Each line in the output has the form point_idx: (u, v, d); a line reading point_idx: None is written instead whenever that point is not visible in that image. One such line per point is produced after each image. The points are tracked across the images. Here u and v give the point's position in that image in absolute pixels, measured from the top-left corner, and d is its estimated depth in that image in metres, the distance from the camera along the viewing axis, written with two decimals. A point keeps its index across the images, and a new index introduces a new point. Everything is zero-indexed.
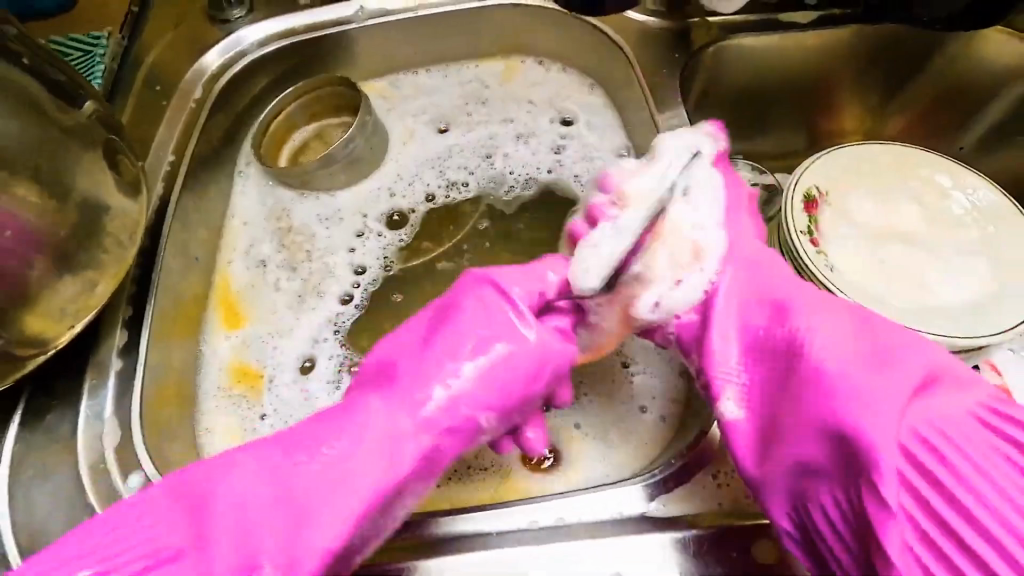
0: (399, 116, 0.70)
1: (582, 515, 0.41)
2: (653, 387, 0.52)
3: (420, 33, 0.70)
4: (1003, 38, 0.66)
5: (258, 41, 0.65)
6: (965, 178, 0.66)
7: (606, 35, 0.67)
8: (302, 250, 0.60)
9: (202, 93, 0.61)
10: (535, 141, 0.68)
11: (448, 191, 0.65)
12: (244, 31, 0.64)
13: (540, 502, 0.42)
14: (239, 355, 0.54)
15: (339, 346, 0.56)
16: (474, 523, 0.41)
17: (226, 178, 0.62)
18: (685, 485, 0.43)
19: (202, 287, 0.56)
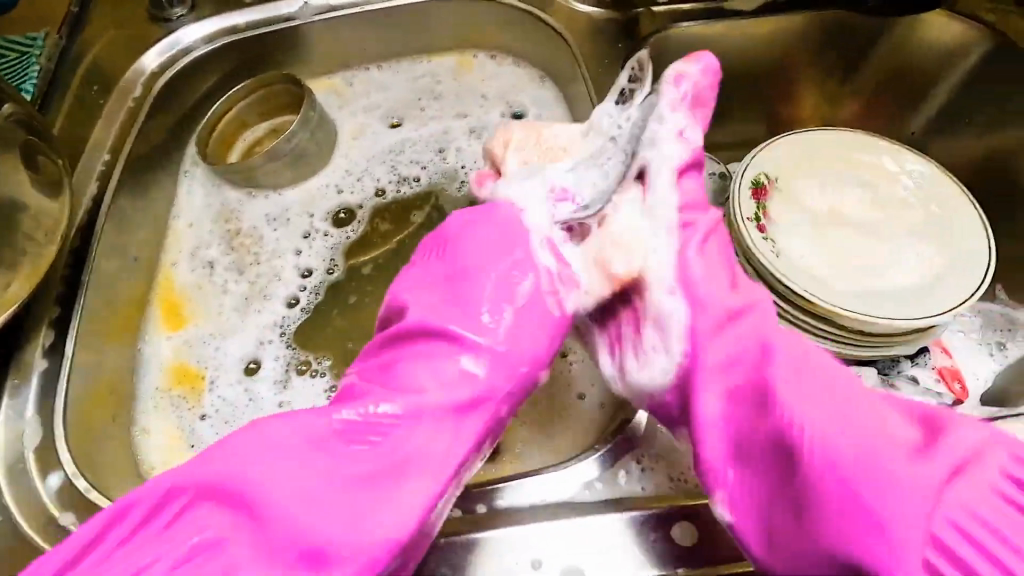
0: (348, 111, 0.70)
1: (531, 497, 0.42)
2: (594, 375, 0.51)
3: (368, 27, 0.69)
4: (944, 21, 0.68)
5: (198, 41, 0.64)
6: (906, 160, 0.67)
7: (553, 27, 0.67)
8: (250, 253, 0.60)
9: (141, 92, 0.61)
10: (486, 138, 0.67)
11: (400, 186, 0.64)
12: (183, 32, 0.64)
13: (501, 485, 0.43)
14: (179, 356, 0.54)
15: (284, 346, 0.55)
16: None
17: (171, 178, 0.62)
18: (609, 469, 0.43)
19: (142, 287, 0.56)
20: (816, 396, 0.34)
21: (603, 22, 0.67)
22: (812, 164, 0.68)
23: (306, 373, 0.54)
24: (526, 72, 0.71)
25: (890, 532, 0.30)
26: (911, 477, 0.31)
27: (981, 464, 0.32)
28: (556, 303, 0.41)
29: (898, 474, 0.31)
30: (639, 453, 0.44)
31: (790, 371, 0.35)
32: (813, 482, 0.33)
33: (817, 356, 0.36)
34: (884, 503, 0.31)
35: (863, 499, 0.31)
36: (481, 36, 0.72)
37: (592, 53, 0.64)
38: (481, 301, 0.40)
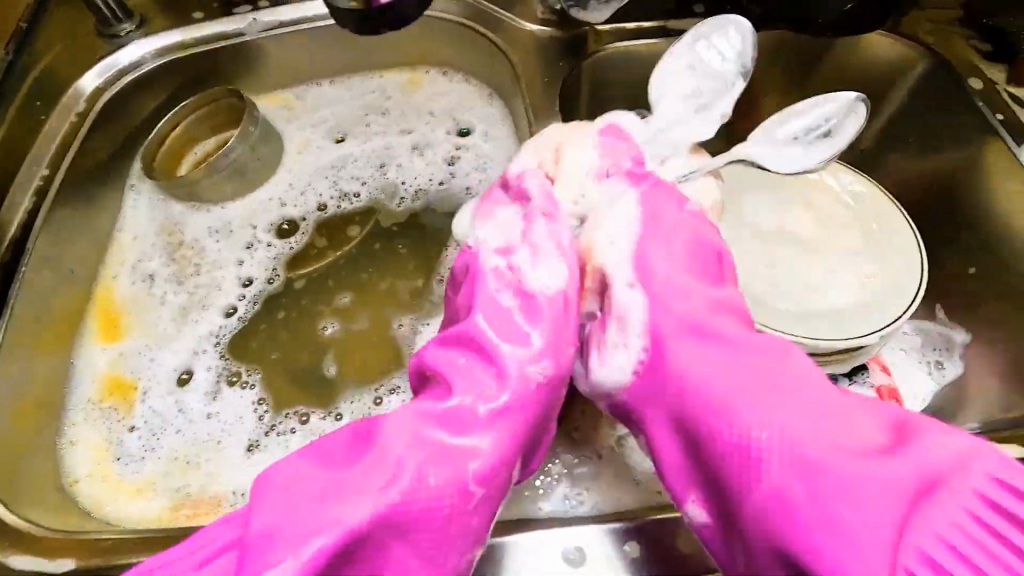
0: (297, 125, 0.70)
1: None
2: None
3: (318, 43, 0.69)
4: (885, 42, 0.68)
5: (133, 62, 0.65)
6: (841, 174, 0.68)
7: (497, 45, 0.68)
8: (191, 263, 0.61)
9: (84, 107, 0.62)
10: (430, 152, 0.69)
11: (341, 202, 0.65)
12: (118, 55, 0.64)
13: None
14: (114, 367, 0.55)
15: (217, 357, 0.56)
16: None
17: (116, 192, 0.63)
18: (522, 484, 0.40)
19: (77, 300, 0.57)
20: (784, 400, 0.32)
21: (547, 41, 0.68)
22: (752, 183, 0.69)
23: (236, 383, 0.55)
24: (474, 88, 0.72)
25: (849, 551, 0.27)
26: (844, 449, 0.30)
27: (954, 476, 0.28)
28: (621, 300, 0.39)
29: (859, 472, 0.29)
30: (538, 474, 0.41)
31: (751, 389, 0.33)
32: (752, 424, 0.32)
33: (742, 352, 0.34)
34: (846, 503, 0.28)
35: (833, 512, 0.28)
36: (431, 51, 0.72)
37: (534, 72, 0.65)
38: (527, 312, 0.38)
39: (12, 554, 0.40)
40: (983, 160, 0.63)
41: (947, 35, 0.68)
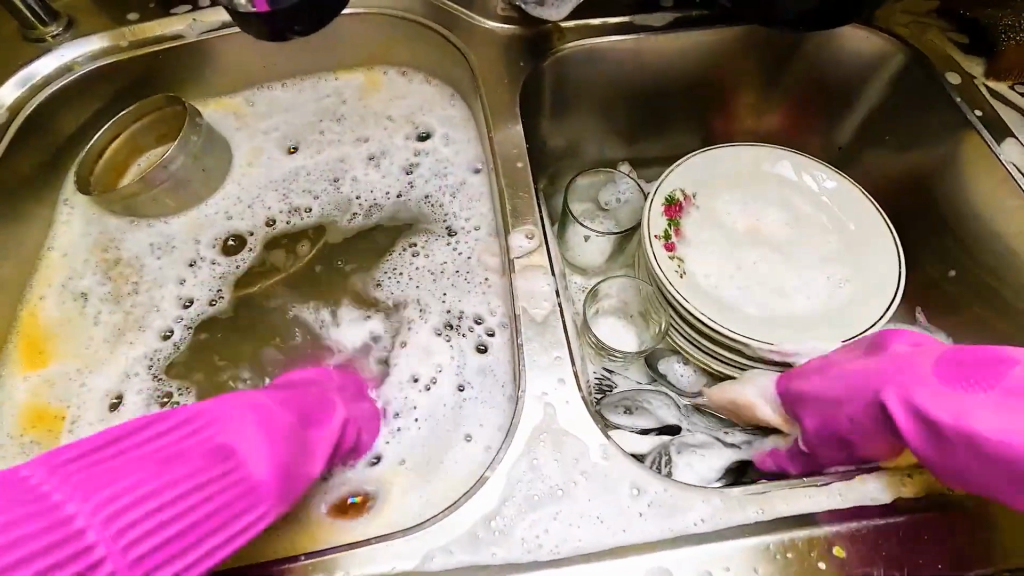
0: (247, 131, 0.66)
1: (362, 568, 0.36)
2: (482, 415, 0.49)
3: (266, 45, 0.65)
4: (861, 35, 0.65)
5: (59, 73, 0.59)
6: (813, 169, 0.66)
7: (457, 45, 0.64)
8: (128, 283, 0.57)
9: (6, 117, 0.57)
10: (386, 162, 0.64)
11: (291, 217, 0.61)
12: (40, 65, 0.59)
13: (331, 556, 0.37)
14: (37, 397, 0.50)
15: (149, 379, 0.52)
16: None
17: (47, 207, 0.58)
18: (474, 528, 0.37)
19: (2, 325, 0.52)
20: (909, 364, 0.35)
21: (509, 39, 0.64)
22: (726, 183, 0.66)
23: (169, 405, 0.52)
24: (435, 89, 0.69)
25: None
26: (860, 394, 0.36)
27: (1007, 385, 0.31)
28: None
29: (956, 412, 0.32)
30: (496, 513, 0.37)
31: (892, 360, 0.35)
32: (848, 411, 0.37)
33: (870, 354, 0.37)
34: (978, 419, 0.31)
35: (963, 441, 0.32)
36: (388, 50, 0.68)
37: (494, 73, 0.62)
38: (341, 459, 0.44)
39: None
40: (962, 157, 0.61)
41: (924, 27, 0.66)
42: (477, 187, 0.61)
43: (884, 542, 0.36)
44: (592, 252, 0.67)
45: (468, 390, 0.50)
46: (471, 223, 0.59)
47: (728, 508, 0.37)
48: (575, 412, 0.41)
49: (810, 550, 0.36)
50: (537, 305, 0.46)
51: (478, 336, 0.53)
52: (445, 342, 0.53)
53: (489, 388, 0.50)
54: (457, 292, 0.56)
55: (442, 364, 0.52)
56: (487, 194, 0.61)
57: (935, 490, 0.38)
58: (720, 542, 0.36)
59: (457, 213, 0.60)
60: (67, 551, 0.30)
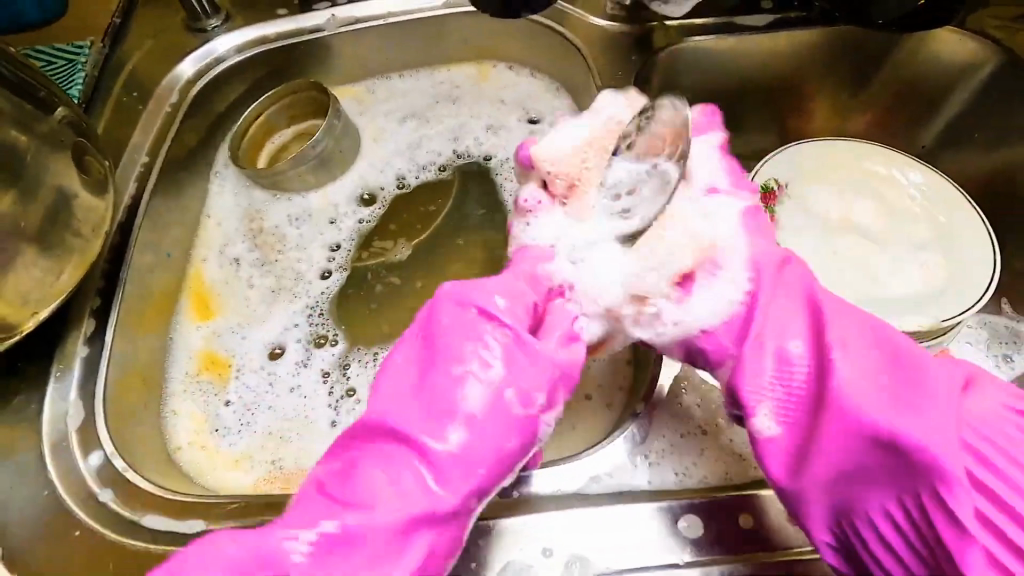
0: (372, 117, 0.72)
1: (538, 485, 0.41)
2: (603, 377, 0.54)
3: (392, 39, 0.71)
4: (957, 38, 0.68)
5: (230, 50, 0.68)
6: (903, 165, 0.68)
7: (568, 40, 0.69)
8: (275, 248, 0.63)
9: (177, 97, 0.64)
10: (504, 134, 0.71)
11: (419, 174, 0.68)
12: (217, 42, 0.67)
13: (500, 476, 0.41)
14: (209, 345, 0.57)
15: (306, 328, 0.59)
16: None
17: (203, 178, 0.65)
18: (631, 454, 0.42)
19: (175, 280, 0.59)
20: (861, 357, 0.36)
21: (618, 36, 0.69)
22: (821, 173, 0.69)
23: (323, 347, 0.58)
24: (541, 82, 0.74)
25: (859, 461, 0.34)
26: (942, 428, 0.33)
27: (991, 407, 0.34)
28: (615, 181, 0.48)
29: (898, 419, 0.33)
30: (647, 447, 0.42)
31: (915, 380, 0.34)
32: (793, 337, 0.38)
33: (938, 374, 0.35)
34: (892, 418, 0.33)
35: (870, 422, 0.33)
36: (499, 46, 0.73)
37: (605, 67, 0.67)
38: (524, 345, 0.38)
39: (145, 515, 0.43)
40: None
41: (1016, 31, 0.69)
42: None
43: None
44: None
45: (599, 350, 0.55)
46: None
47: None
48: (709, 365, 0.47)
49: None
50: None
51: None
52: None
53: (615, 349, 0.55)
54: None
55: None
56: None
57: None
58: None
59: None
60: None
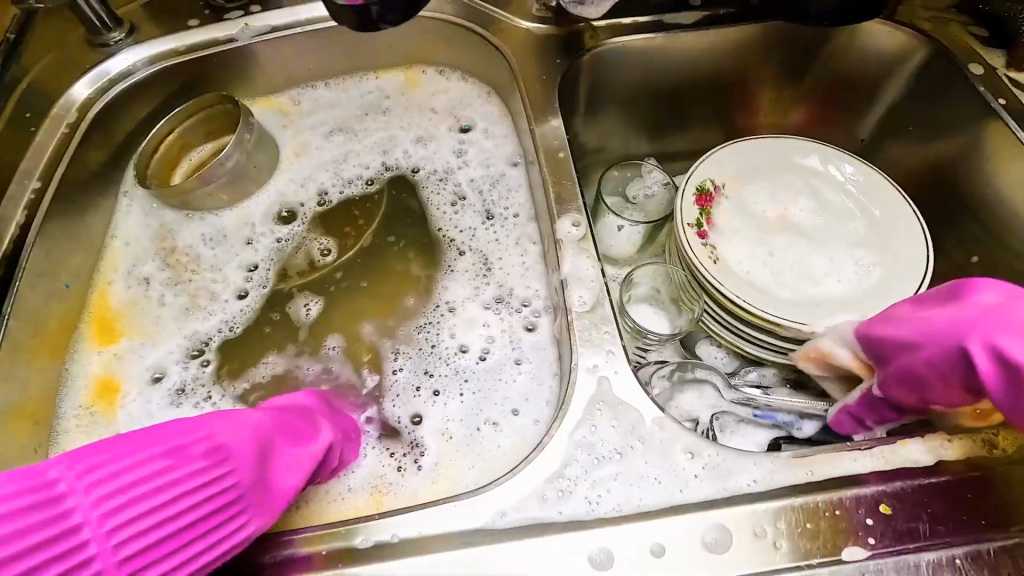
0: (295, 127, 0.69)
1: (439, 526, 0.38)
2: (529, 391, 0.52)
3: (311, 47, 0.68)
4: (885, 30, 0.68)
5: (125, 71, 0.63)
6: (835, 159, 0.68)
7: (493, 43, 0.67)
8: (187, 270, 0.60)
9: (75, 117, 0.61)
10: (433, 142, 0.68)
11: (342, 188, 0.66)
12: (109, 64, 0.63)
13: (400, 514, 0.39)
14: (106, 371, 0.54)
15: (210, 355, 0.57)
16: (344, 535, 0.39)
17: (109, 200, 0.61)
18: (539, 485, 0.40)
19: (73, 309, 0.56)
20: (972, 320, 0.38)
21: (546, 38, 0.67)
22: (756, 172, 0.68)
23: (235, 372, 0.56)
24: (472, 86, 0.71)
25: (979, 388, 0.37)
26: None
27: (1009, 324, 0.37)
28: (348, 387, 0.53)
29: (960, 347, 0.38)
30: (560, 474, 0.40)
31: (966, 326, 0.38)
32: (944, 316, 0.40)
33: None
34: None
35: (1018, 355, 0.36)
36: (426, 50, 0.71)
37: (532, 70, 0.64)
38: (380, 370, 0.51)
39: None
40: (988, 145, 0.63)
41: (945, 22, 0.68)
42: (517, 183, 0.64)
43: (929, 499, 0.38)
44: (624, 242, 0.70)
45: (524, 362, 0.54)
46: (511, 209, 0.62)
47: (777, 468, 0.39)
48: (625, 382, 0.44)
49: (859, 504, 0.38)
50: (584, 292, 0.49)
51: (527, 316, 0.56)
52: (497, 313, 0.57)
53: (545, 363, 0.53)
54: (501, 244, 0.60)
55: (495, 329, 0.56)
56: (526, 185, 0.63)
57: (974, 454, 0.40)
58: (773, 500, 0.38)
59: (499, 199, 0.63)
60: (54, 535, 0.32)
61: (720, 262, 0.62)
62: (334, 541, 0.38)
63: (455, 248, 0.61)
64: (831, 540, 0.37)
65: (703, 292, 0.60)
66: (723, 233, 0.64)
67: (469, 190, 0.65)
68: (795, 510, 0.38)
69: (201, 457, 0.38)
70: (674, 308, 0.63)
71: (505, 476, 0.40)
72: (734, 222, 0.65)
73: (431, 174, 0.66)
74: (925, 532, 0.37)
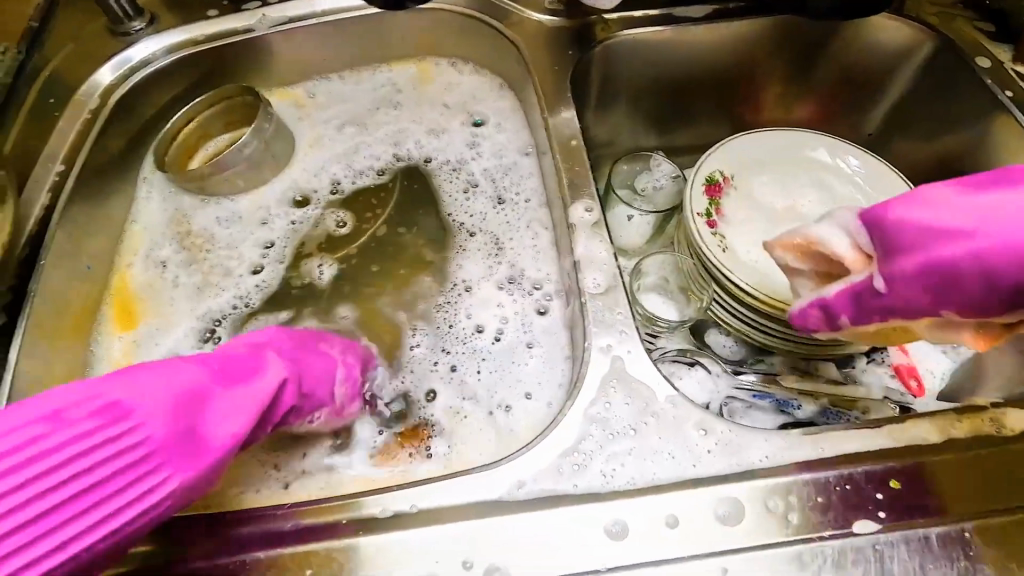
0: (310, 117, 0.70)
1: (457, 497, 0.39)
2: (541, 374, 0.53)
3: (326, 38, 0.69)
4: (892, 25, 0.69)
5: (145, 59, 0.65)
6: (844, 151, 0.68)
7: (505, 35, 0.68)
8: (204, 253, 0.61)
9: (96, 103, 0.62)
10: (446, 131, 0.69)
11: (356, 176, 0.67)
12: (130, 51, 0.64)
13: (417, 486, 0.40)
14: (127, 355, 0.55)
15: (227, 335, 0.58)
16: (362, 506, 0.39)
17: (128, 185, 0.63)
18: (555, 458, 0.40)
19: (92, 288, 0.57)
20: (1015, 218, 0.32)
21: (557, 30, 0.68)
22: (765, 164, 0.68)
23: None
24: (484, 77, 0.72)
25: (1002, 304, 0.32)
26: None
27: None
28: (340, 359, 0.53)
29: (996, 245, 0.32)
30: (575, 449, 0.41)
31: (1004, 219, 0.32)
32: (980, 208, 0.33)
33: None
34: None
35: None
36: (439, 42, 0.72)
37: (543, 62, 0.65)
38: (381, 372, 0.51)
39: None
40: (996, 140, 0.63)
41: (952, 18, 0.69)
42: (527, 173, 0.65)
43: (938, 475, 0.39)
44: (634, 232, 0.71)
45: (535, 346, 0.54)
46: (522, 197, 0.63)
47: (790, 444, 0.40)
48: (639, 361, 0.44)
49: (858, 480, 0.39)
50: (597, 275, 0.49)
51: (538, 301, 0.57)
52: (511, 293, 0.58)
53: (557, 345, 0.54)
54: (512, 231, 0.61)
55: (506, 313, 0.57)
56: (538, 174, 0.64)
57: (982, 433, 0.41)
58: (785, 476, 0.39)
59: (512, 188, 0.64)
60: None
61: (729, 251, 0.63)
62: (354, 512, 0.39)
63: (467, 235, 0.62)
64: (841, 513, 0.38)
65: (711, 279, 0.61)
66: (732, 223, 0.65)
67: (480, 179, 0.66)
68: (806, 485, 0.39)
69: (95, 419, 0.39)
70: (683, 296, 0.63)
71: (521, 450, 0.41)
72: (742, 212, 0.66)
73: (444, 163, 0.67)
74: (933, 506, 0.38)
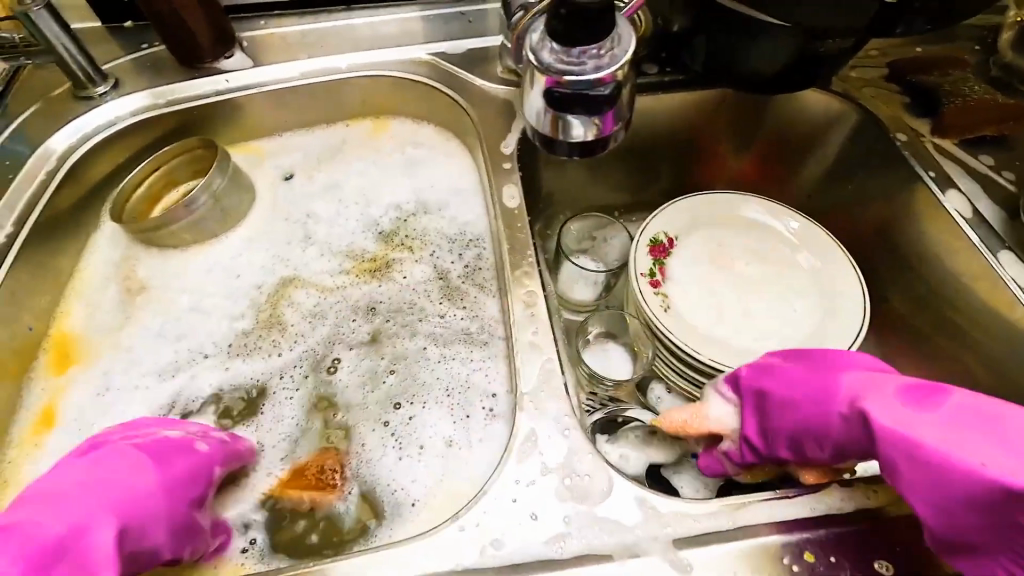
0: (267, 172, 0.72)
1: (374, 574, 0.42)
2: (477, 439, 0.54)
3: (285, 99, 0.72)
4: (819, 96, 0.74)
5: (100, 125, 0.66)
6: (783, 212, 0.71)
7: (458, 100, 0.71)
8: (150, 309, 0.62)
9: (52, 166, 0.63)
10: (398, 189, 0.71)
11: (310, 229, 0.68)
12: (82, 118, 0.66)
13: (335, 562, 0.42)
14: (53, 399, 0.56)
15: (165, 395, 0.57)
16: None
17: (79, 243, 0.64)
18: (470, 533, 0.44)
19: (31, 341, 0.58)
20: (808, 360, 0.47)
21: (507, 96, 0.71)
22: (706, 223, 0.72)
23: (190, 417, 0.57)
24: (438, 133, 0.75)
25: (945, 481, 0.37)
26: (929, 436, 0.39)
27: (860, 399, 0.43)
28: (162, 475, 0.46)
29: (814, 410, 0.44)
30: (487, 524, 0.44)
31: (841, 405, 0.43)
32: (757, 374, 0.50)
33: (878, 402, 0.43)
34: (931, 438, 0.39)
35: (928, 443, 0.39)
36: (396, 102, 0.75)
37: (493, 127, 0.69)
38: None
39: None
40: (917, 209, 0.68)
41: (875, 90, 0.74)
42: (476, 233, 0.67)
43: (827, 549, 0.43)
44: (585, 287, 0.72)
45: (471, 414, 0.55)
46: (470, 257, 0.66)
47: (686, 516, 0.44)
48: (551, 442, 0.48)
49: (769, 553, 0.43)
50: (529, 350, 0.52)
51: (479, 363, 0.58)
52: (454, 355, 0.59)
53: (494, 412, 0.55)
54: (457, 293, 0.64)
55: (447, 375, 0.58)
56: (487, 234, 0.67)
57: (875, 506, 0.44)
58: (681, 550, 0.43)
59: (448, 256, 0.66)
60: None
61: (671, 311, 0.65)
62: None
63: (413, 294, 0.64)
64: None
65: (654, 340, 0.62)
66: (675, 282, 0.67)
67: (430, 237, 0.68)
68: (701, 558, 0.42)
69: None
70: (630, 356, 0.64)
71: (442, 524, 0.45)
72: (686, 271, 0.68)
73: (395, 219, 0.69)
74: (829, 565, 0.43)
